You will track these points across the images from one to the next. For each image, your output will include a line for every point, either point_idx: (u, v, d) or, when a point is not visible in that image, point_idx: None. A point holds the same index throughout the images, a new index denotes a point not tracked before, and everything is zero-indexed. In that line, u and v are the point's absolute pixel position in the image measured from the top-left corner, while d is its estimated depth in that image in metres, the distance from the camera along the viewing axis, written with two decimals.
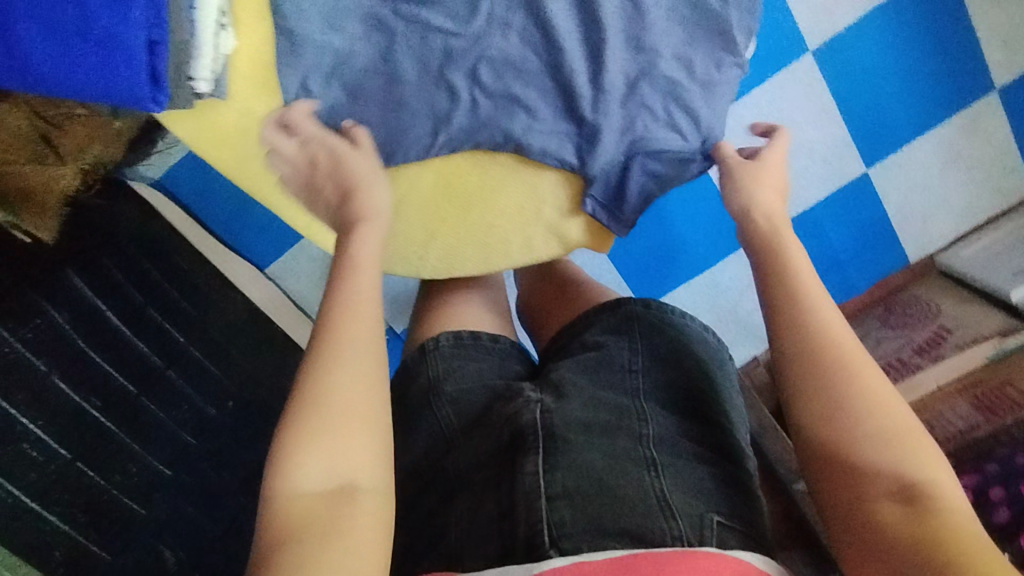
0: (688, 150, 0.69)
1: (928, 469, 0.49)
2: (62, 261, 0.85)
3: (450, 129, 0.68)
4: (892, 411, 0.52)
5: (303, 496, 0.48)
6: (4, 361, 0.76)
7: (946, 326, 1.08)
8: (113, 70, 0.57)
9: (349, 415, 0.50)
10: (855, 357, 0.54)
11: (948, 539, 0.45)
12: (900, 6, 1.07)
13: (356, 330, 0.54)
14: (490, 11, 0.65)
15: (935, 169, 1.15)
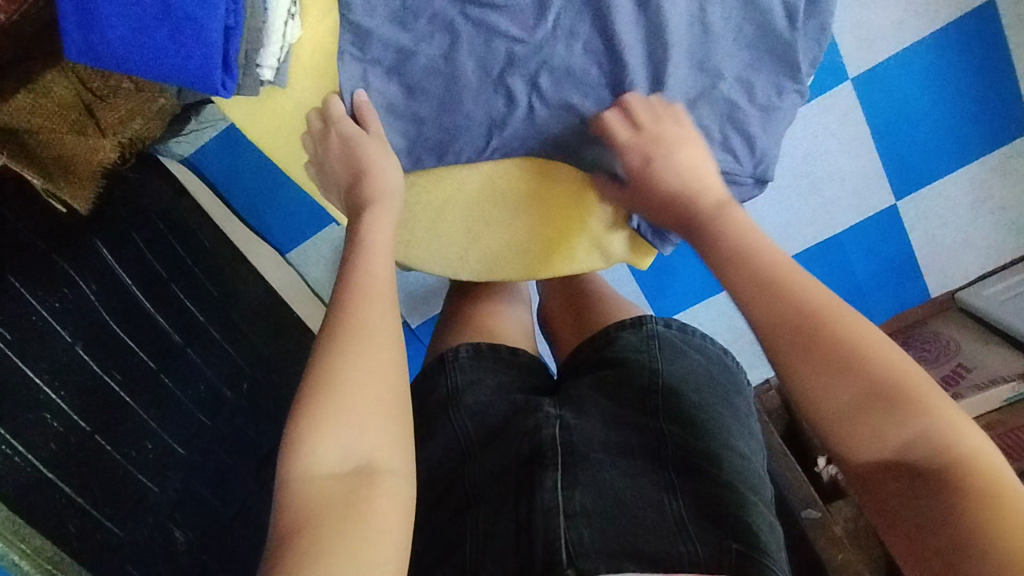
0: (743, 173, 0.71)
1: (926, 415, 0.46)
2: (90, 230, 0.86)
3: (505, 134, 0.69)
4: (871, 366, 0.48)
5: (320, 478, 0.48)
6: (30, 329, 0.75)
7: (965, 363, 1.21)
8: (186, 51, 0.56)
9: (364, 398, 0.51)
10: (810, 322, 0.50)
11: (965, 497, 0.43)
12: (949, 42, 1.08)
13: (368, 316, 0.55)
14: (558, 19, 0.64)
15: (964, 208, 1.21)
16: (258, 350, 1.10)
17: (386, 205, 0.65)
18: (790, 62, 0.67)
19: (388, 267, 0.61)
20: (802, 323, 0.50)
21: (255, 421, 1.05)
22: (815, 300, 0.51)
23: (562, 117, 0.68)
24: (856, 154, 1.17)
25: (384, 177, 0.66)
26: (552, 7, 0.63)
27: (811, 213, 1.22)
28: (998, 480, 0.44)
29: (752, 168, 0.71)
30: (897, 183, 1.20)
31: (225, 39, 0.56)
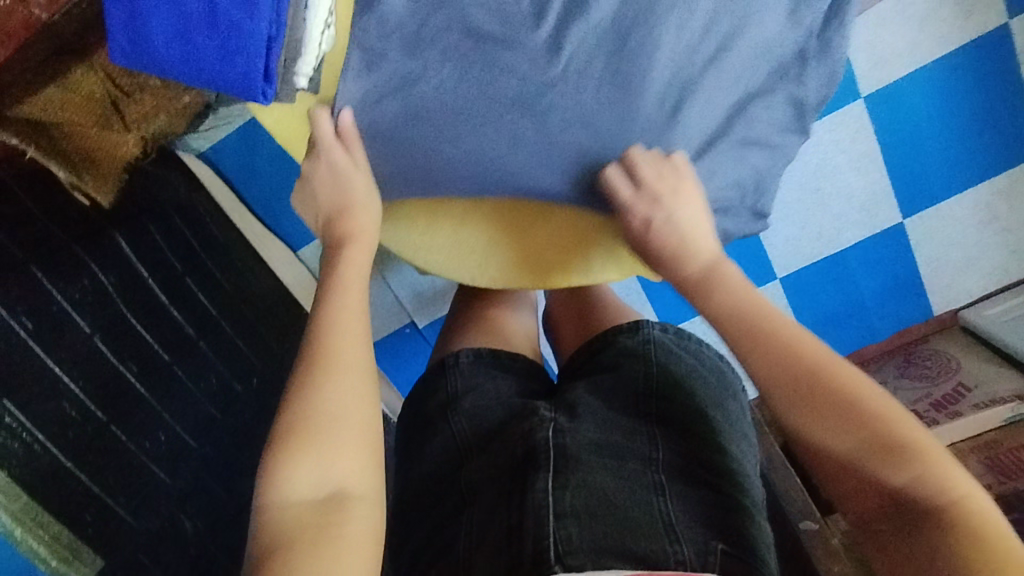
0: (741, 207, 0.70)
1: (920, 463, 0.49)
2: (111, 224, 0.88)
3: (512, 168, 0.63)
4: (863, 417, 0.52)
5: (292, 506, 0.51)
6: (52, 318, 0.78)
7: (965, 382, 1.21)
8: (229, 61, 0.53)
9: (333, 430, 0.53)
10: (807, 373, 0.55)
11: (951, 537, 0.46)
12: (959, 62, 1.10)
13: (341, 352, 0.57)
14: (572, 59, 0.58)
15: (969, 227, 1.22)
16: (268, 346, 1.13)
17: (357, 249, 0.65)
18: (798, 105, 0.67)
19: (359, 299, 0.62)
20: (803, 377, 0.55)
21: (262, 414, 1.08)
22: (816, 354, 0.55)
23: (558, 164, 0.63)
24: (863, 172, 1.19)
25: (361, 221, 0.66)
26: (567, 45, 0.58)
27: (818, 227, 1.23)
28: (986, 525, 0.46)
29: (750, 202, 0.70)
30: (903, 199, 1.20)
31: (267, 48, 0.52)
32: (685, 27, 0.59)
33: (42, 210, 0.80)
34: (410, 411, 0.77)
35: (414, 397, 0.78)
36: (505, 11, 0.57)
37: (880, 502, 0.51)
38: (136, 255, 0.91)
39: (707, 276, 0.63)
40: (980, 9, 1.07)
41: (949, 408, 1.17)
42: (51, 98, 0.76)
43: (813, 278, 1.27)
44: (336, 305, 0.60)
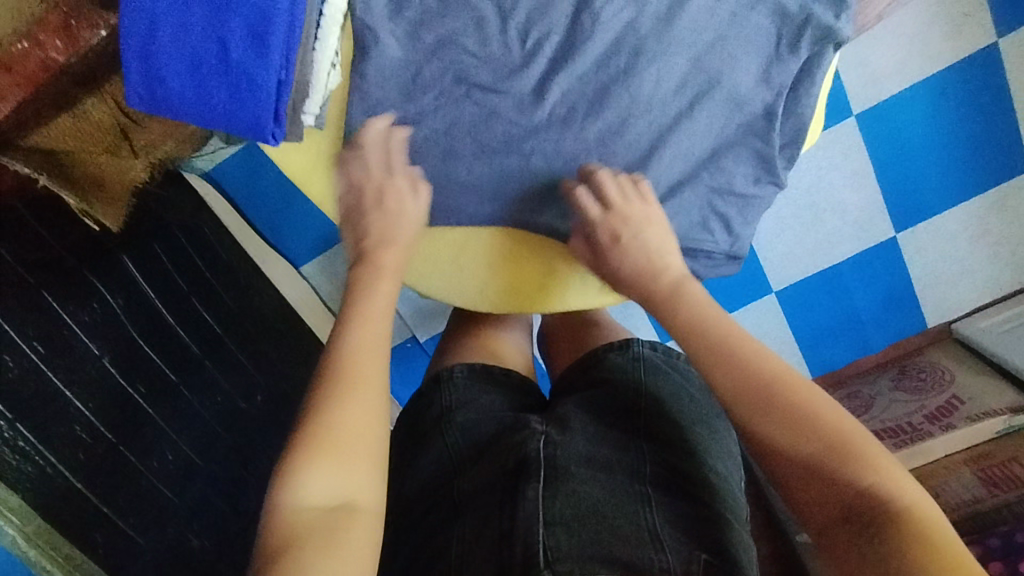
0: (717, 250, 0.66)
1: (873, 472, 0.50)
2: (118, 247, 0.90)
3: (498, 200, 0.64)
4: (820, 424, 0.52)
5: (304, 511, 0.51)
6: (63, 341, 0.80)
7: (959, 396, 1.21)
8: (238, 104, 0.51)
9: (351, 441, 0.54)
10: (769, 381, 0.55)
11: (899, 544, 0.46)
12: (948, 81, 1.12)
13: (361, 366, 0.57)
14: (553, 108, 0.61)
15: (961, 242, 1.24)
16: (270, 361, 1.15)
17: (387, 282, 0.62)
18: (768, 158, 0.63)
19: (382, 316, 0.61)
20: (765, 395, 0.54)
21: (264, 430, 1.10)
22: (774, 361, 0.56)
23: (552, 203, 0.65)
24: (857, 187, 1.21)
25: (395, 257, 0.63)
26: (551, 91, 0.60)
27: (812, 241, 1.25)
28: (935, 533, 0.46)
29: (725, 244, 0.66)
30: (895, 214, 1.22)
31: (277, 93, 0.50)
32: (662, 75, 0.59)
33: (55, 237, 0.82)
34: (404, 423, 0.79)
35: (408, 409, 0.80)
36: (493, 58, 0.59)
37: (834, 511, 0.50)
38: (143, 276, 0.93)
39: (672, 295, 0.61)
40: (968, 27, 1.09)
41: (943, 421, 1.18)
42: (60, 128, 0.76)
43: (809, 291, 1.29)
44: (360, 320, 0.60)
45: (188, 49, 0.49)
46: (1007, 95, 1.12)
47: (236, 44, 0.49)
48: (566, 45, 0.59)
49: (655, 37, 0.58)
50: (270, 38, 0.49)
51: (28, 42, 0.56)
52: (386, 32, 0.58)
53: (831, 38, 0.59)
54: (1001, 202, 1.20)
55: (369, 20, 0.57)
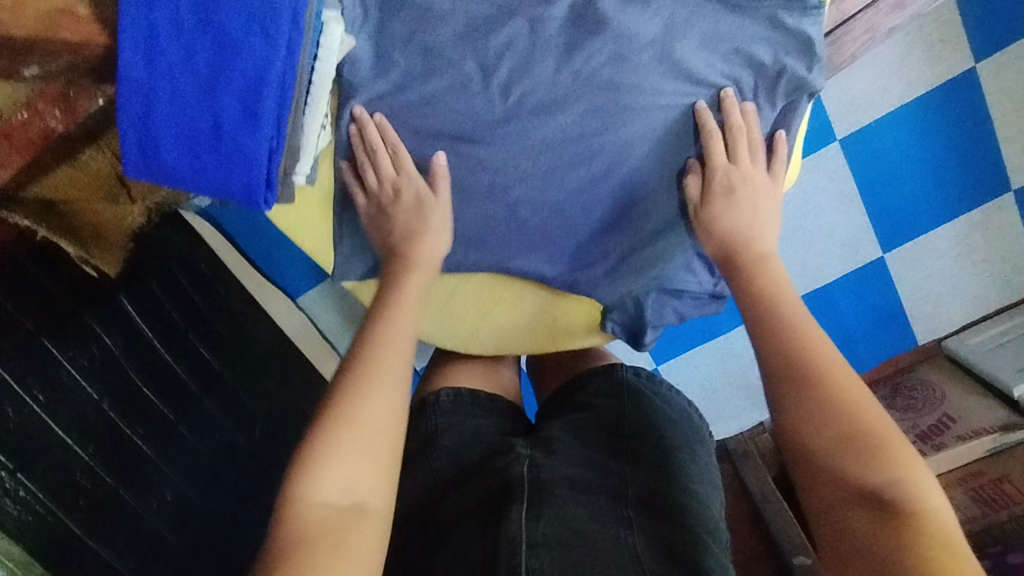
0: (701, 291, 0.71)
1: (897, 466, 0.48)
2: (117, 287, 0.92)
3: (484, 251, 0.68)
4: (849, 414, 0.51)
5: (320, 508, 0.49)
6: (62, 387, 0.81)
7: (949, 414, 1.23)
8: (231, 175, 0.50)
9: (374, 439, 0.53)
10: (805, 363, 0.54)
11: (918, 543, 0.45)
12: (929, 105, 1.15)
13: (388, 365, 0.57)
14: (535, 160, 0.62)
15: (948, 260, 1.26)
16: (269, 392, 1.16)
17: (418, 275, 0.65)
18: None
19: (408, 321, 0.62)
20: (806, 371, 0.53)
21: (262, 462, 1.11)
22: (823, 343, 0.55)
23: (540, 248, 0.68)
24: (844, 209, 1.23)
25: (431, 245, 0.66)
26: (534, 145, 0.61)
27: (800, 261, 1.27)
28: (952, 538, 0.45)
29: (709, 284, 0.71)
30: (882, 234, 1.24)
31: (269, 162, 0.50)
32: (642, 130, 0.61)
33: (53, 280, 0.83)
34: None
35: None
36: (474, 114, 0.60)
37: (852, 501, 0.49)
38: (141, 315, 0.95)
39: (757, 263, 0.63)
40: (947, 53, 1.12)
41: (934, 440, 1.20)
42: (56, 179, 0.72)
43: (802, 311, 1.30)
44: (388, 323, 0.61)
45: (181, 123, 0.48)
46: (988, 118, 1.15)
47: (229, 118, 0.48)
48: (545, 101, 0.59)
49: (634, 95, 0.59)
50: (263, 113, 0.48)
51: (26, 109, 0.52)
52: (371, 91, 0.59)
53: (806, 88, 0.61)
54: (986, 220, 1.22)
55: (358, 81, 0.59)
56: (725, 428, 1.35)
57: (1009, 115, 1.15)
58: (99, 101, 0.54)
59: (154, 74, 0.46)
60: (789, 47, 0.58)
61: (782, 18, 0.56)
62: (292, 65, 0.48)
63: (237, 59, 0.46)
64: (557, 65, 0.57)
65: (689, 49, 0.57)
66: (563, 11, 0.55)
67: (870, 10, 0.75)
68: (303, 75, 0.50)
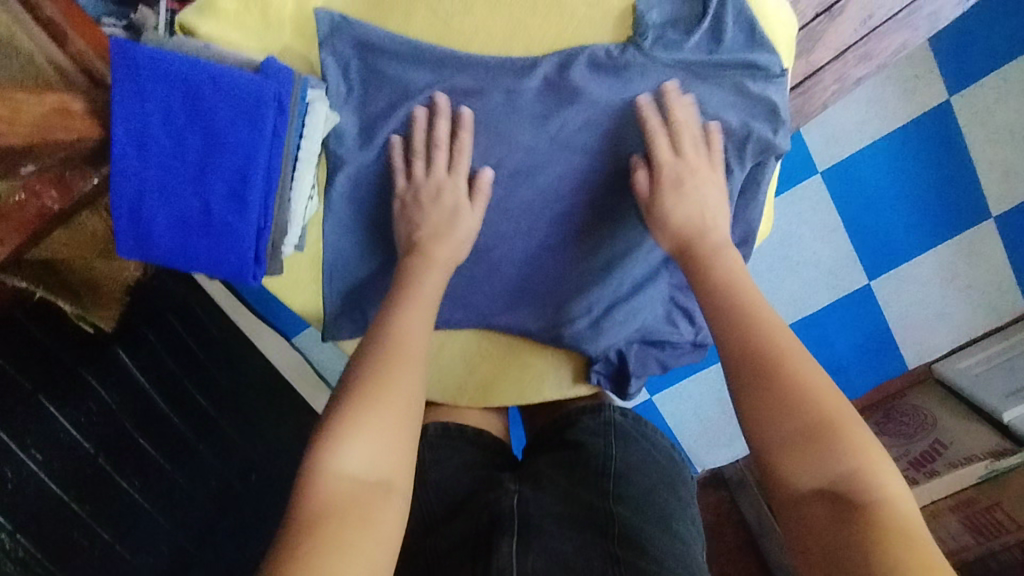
0: (683, 341, 0.72)
1: (856, 455, 0.45)
2: (113, 339, 0.93)
3: (469, 308, 0.69)
4: (809, 405, 0.47)
5: (343, 482, 0.46)
6: (59, 445, 0.83)
7: (942, 440, 1.20)
8: (221, 253, 0.53)
9: (399, 417, 0.50)
10: (759, 354, 0.51)
11: (879, 538, 0.41)
12: (907, 135, 1.14)
13: (409, 348, 0.55)
14: (517, 222, 0.65)
15: (935, 286, 1.21)
16: (266, 434, 1.17)
17: (436, 273, 0.61)
18: None
19: (428, 308, 0.59)
20: (762, 367, 0.50)
21: (261, 506, 1.11)
22: (776, 333, 0.52)
23: (523, 305, 0.69)
24: (829, 240, 1.19)
25: (455, 250, 0.62)
26: (512, 205, 0.64)
27: (789, 291, 1.22)
28: (913, 527, 0.42)
29: (690, 333, 0.72)
30: (869, 261, 1.21)
31: (258, 239, 0.53)
32: (621, 188, 0.64)
33: (53, 337, 0.85)
34: None
35: None
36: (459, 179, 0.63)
37: (816, 493, 0.45)
38: (137, 366, 0.96)
39: (714, 255, 0.58)
40: (919, 89, 1.11)
41: (927, 467, 1.16)
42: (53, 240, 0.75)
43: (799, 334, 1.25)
44: (408, 307, 0.58)
45: (171, 207, 0.52)
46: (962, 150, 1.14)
47: (217, 201, 0.52)
48: (523, 167, 0.63)
49: (611, 150, 0.62)
50: (250, 194, 0.51)
51: (24, 188, 0.51)
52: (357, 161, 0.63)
53: (772, 150, 0.64)
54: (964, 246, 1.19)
55: (343, 152, 0.62)
56: (714, 455, 1.34)
57: (983, 143, 1.13)
58: (92, 180, 0.57)
59: (145, 165, 0.49)
60: (755, 109, 0.62)
61: (744, 83, 0.61)
62: (278, 148, 0.51)
63: (225, 146, 0.50)
64: (535, 130, 0.61)
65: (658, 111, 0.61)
66: (539, 81, 0.59)
67: (837, 62, 0.77)
68: (289, 159, 0.52)
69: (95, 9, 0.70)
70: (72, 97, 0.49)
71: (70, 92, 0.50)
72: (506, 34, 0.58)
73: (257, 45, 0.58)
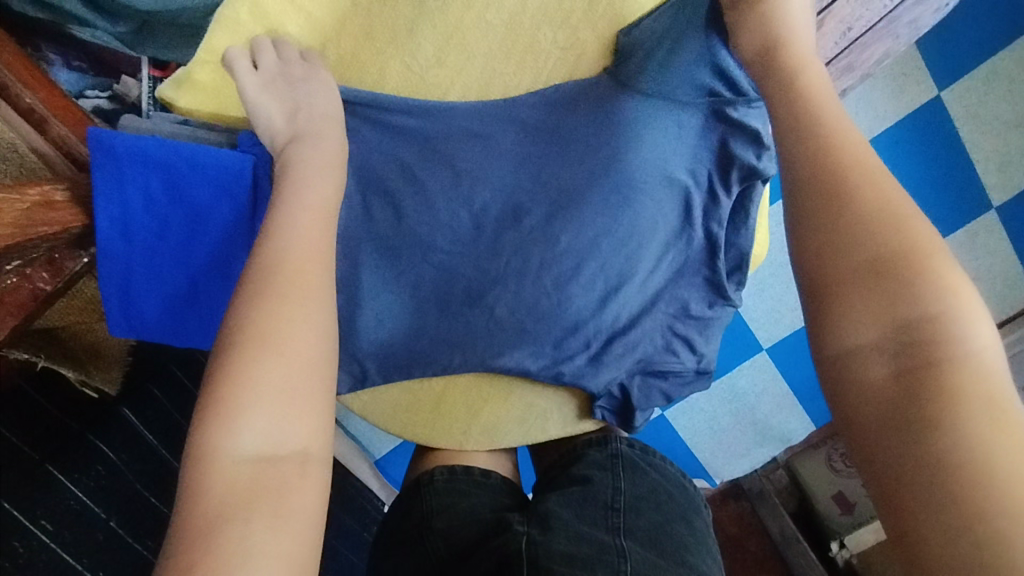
0: (687, 369, 0.71)
1: (937, 299, 0.35)
2: (119, 398, 0.91)
3: (468, 354, 0.68)
4: (888, 232, 0.37)
5: (242, 467, 0.37)
6: (69, 514, 0.82)
7: None
8: (213, 326, 0.58)
9: (303, 368, 0.40)
10: (824, 194, 0.40)
11: (938, 403, 0.32)
12: (898, 135, 1.03)
13: (308, 278, 0.43)
14: (511, 264, 0.64)
15: None
16: None
17: (325, 160, 0.51)
18: (718, 285, 0.69)
19: (317, 214, 0.47)
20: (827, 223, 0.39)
21: None
22: (859, 159, 0.40)
23: (525, 343, 0.67)
24: None
25: (331, 141, 0.52)
26: (506, 245, 0.64)
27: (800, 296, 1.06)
28: (994, 387, 0.32)
29: (693, 360, 0.71)
30: None
31: None
32: (612, 220, 0.63)
33: (52, 402, 0.84)
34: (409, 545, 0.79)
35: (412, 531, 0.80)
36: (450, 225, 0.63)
37: (874, 343, 0.35)
38: (144, 423, 0.94)
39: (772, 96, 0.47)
40: (909, 86, 1.00)
41: None
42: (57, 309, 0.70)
43: (799, 348, 1.10)
44: (296, 223, 0.45)
45: (163, 287, 0.56)
46: (960, 151, 1.02)
47: (205, 280, 0.56)
48: (508, 211, 0.64)
49: (601, 177, 0.62)
50: (233, 269, 0.56)
51: (16, 274, 0.50)
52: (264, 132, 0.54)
53: (758, 175, 0.63)
54: (972, 239, 1.05)
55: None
56: (734, 467, 1.22)
57: (983, 134, 1.01)
58: (82, 259, 0.56)
59: (134, 249, 0.54)
60: (737, 135, 0.62)
61: (726, 111, 0.60)
62: (261, 222, 0.56)
63: (209, 225, 0.55)
64: (518, 171, 0.63)
65: (644, 139, 0.61)
66: (517, 124, 0.62)
67: None
68: None
69: (76, 82, 0.69)
70: (53, 188, 0.50)
71: (53, 182, 0.50)
72: (483, 81, 0.63)
73: (237, 113, 0.61)
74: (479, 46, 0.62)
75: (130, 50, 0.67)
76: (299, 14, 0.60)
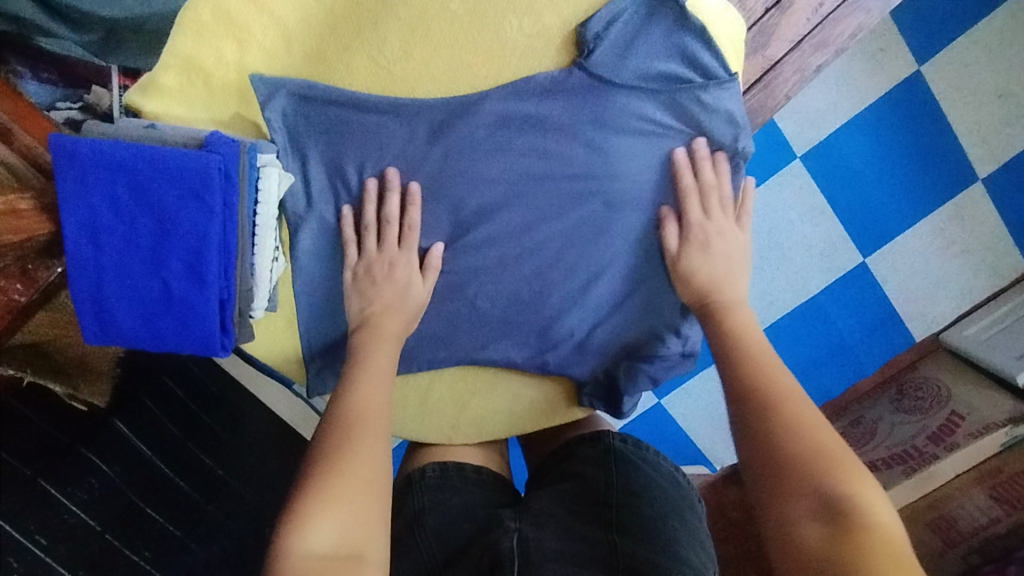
0: (674, 352, 0.68)
1: (841, 474, 0.45)
2: (110, 410, 0.91)
3: (452, 347, 0.69)
4: (800, 427, 0.48)
5: (311, 562, 0.43)
6: (67, 528, 0.84)
7: (958, 411, 0.94)
8: (187, 330, 0.57)
9: (367, 493, 0.48)
10: (753, 390, 0.52)
11: (858, 561, 0.40)
12: (879, 112, 1.02)
13: (379, 428, 0.53)
14: (488, 259, 0.65)
15: (932, 255, 1.06)
16: None
17: (388, 345, 0.61)
18: None
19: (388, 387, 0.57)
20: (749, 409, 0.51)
21: None
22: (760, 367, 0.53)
23: (509, 334, 0.68)
24: (819, 222, 1.07)
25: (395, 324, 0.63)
26: (482, 240, 0.64)
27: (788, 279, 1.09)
28: (899, 548, 0.41)
29: (680, 344, 0.68)
30: (858, 239, 1.07)
31: (222, 310, 0.57)
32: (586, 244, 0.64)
33: (46, 417, 0.84)
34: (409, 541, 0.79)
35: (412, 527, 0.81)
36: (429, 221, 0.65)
37: (806, 511, 0.44)
38: (138, 434, 0.93)
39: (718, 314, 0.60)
40: (888, 61, 1.01)
41: (945, 441, 0.90)
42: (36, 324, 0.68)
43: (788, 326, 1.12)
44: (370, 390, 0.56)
45: (136, 294, 0.56)
46: (943, 124, 1.01)
47: (175, 283, 0.55)
48: (485, 204, 0.63)
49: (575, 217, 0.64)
50: (203, 270, 0.55)
51: None
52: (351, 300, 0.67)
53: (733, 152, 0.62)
54: (958, 213, 1.04)
55: (302, 213, 0.65)
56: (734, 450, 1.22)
57: (965, 106, 1.00)
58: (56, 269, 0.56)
59: (104, 254, 0.54)
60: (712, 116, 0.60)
61: (698, 94, 0.59)
62: (230, 222, 0.55)
63: (177, 227, 0.54)
64: (492, 166, 0.62)
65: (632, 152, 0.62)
66: (484, 116, 0.61)
67: (794, 53, 0.77)
68: (245, 229, 0.56)
69: (47, 95, 0.69)
70: (19, 197, 0.51)
71: (18, 191, 0.51)
72: (451, 73, 0.61)
73: (207, 116, 0.62)
74: (446, 38, 0.59)
75: (98, 59, 0.68)
76: (265, 17, 0.60)
